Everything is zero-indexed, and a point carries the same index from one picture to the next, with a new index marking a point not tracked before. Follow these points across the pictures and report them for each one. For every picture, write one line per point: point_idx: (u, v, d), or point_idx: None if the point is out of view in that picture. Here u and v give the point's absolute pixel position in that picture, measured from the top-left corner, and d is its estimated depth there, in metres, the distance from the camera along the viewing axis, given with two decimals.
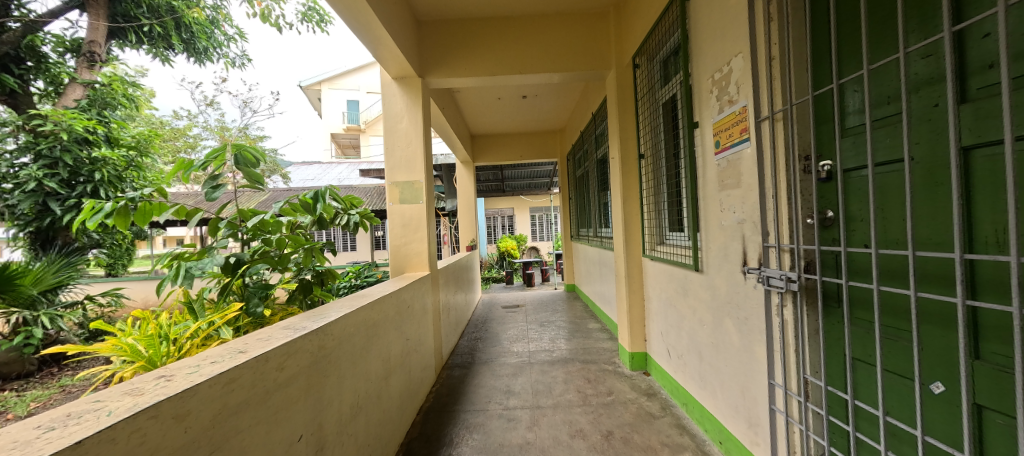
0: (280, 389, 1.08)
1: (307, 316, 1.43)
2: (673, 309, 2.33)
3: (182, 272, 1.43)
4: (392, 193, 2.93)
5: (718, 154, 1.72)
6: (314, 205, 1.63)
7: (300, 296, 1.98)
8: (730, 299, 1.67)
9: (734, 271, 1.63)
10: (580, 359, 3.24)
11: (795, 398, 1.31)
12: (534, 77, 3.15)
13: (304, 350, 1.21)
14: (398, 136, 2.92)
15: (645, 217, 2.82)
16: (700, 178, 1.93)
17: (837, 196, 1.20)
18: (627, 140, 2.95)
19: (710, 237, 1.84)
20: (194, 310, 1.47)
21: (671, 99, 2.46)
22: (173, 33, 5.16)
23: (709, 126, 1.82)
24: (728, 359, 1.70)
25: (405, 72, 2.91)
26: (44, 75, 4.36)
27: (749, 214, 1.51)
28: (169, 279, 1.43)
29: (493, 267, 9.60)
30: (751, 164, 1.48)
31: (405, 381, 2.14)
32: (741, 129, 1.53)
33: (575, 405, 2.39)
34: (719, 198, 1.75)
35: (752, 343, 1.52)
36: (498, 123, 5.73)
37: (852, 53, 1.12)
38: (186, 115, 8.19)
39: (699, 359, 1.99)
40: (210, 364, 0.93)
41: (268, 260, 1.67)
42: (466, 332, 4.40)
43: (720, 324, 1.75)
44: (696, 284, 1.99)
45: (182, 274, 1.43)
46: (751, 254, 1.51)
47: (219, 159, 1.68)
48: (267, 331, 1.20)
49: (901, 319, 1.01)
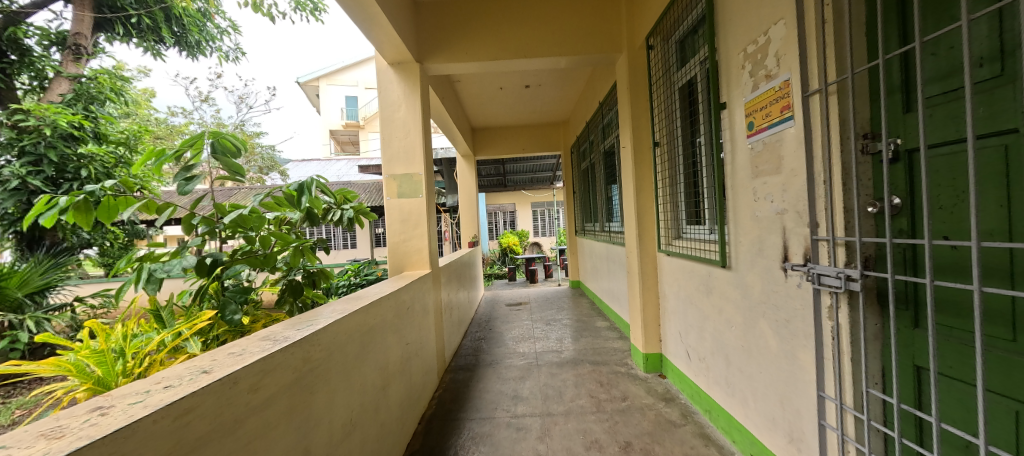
0: (259, 413, 0.92)
1: (296, 323, 1.27)
2: (693, 308, 2.16)
3: (145, 276, 1.22)
4: (390, 186, 2.75)
5: (752, 137, 1.54)
6: (298, 198, 1.44)
7: (289, 298, 1.85)
8: (766, 299, 1.50)
9: (771, 268, 1.46)
10: (590, 360, 3.07)
11: (852, 414, 1.14)
12: (539, 62, 2.97)
13: (289, 364, 1.05)
14: (395, 125, 2.73)
15: (660, 209, 2.63)
16: (728, 165, 1.74)
17: (908, 180, 1.04)
18: (640, 128, 2.76)
19: (741, 230, 1.66)
20: (162, 317, 1.26)
21: (689, 83, 2.28)
22: (162, 25, 4.98)
23: (740, 105, 1.63)
24: (763, 365, 1.53)
25: (401, 57, 2.72)
26: (28, 69, 4.16)
27: (791, 204, 1.34)
28: (129, 284, 1.23)
29: (495, 263, 9.42)
30: (796, 146, 1.30)
31: (405, 389, 1.97)
32: (780, 108, 1.36)
33: (589, 411, 2.23)
34: (752, 187, 1.57)
35: (794, 349, 1.35)
36: (499, 115, 5.53)
37: (939, 8, 0.93)
38: (181, 112, 8.07)
39: (725, 363, 1.83)
40: (163, 390, 0.77)
41: (251, 260, 1.50)
42: (467, 331, 4.22)
43: (753, 326, 1.58)
44: (722, 282, 1.81)
45: (145, 277, 1.22)
46: (794, 248, 1.33)
47: (195, 147, 1.49)
48: (241, 343, 1.03)
49: (1006, 327, 0.84)
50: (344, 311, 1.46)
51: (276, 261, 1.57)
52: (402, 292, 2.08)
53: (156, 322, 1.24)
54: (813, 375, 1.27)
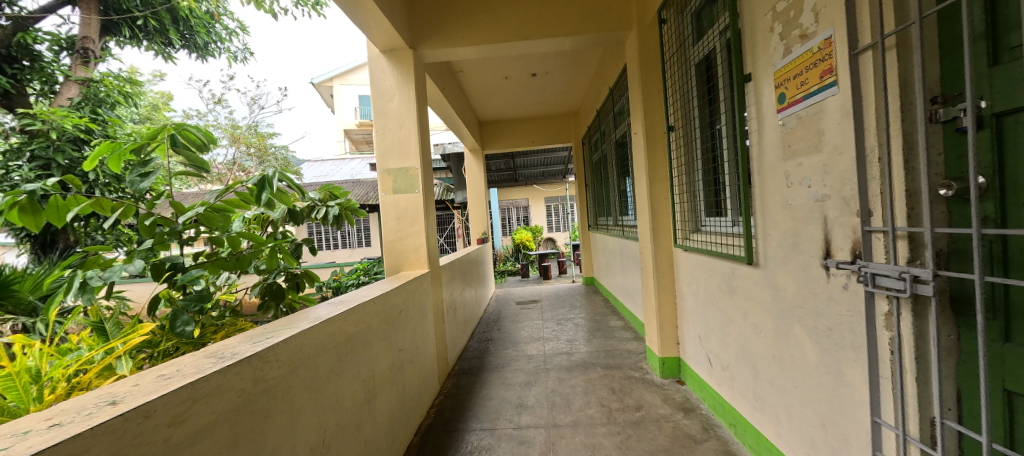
0: (185, 450, 0.77)
1: (255, 335, 1.12)
2: (714, 310, 1.93)
3: (77, 285, 1.05)
4: (385, 182, 2.60)
5: (783, 111, 1.30)
6: (257, 195, 1.29)
7: (272, 303, 1.75)
8: (801, 302, 1.27)
9: (810, 266, 1.22)
10: (602, 363, 2.87)
11: (918, 447, 0.92)
12: (542, 44, 2.76)
13: (234, 387, 0.90)
14: (388, 117, 2.58)
15: (675, 200, 2.40)
16: (755, 147, 1.49)
17: (996, 152, 0.80)
18: (652, 111, 2.52)
19: (770, 221, 1.43)
20: (105, 330, 1.11)
21: (706, 57, 2.04)
22: (168, 26, 4.91)
23: (768, 75, 1.39)
24: (799, 379, 1.31)
25: (394, 43, 2.55)
26: (38, 75, 4.10)
27: (834, 188, 1.11)
28: (60, 296, 1.05)
29: (508, 259, 9.23)
30: (841, 118, 1.07)
31: (396, 400, 1.83)
32: (818, 75, 1.13)
33: (599, 423, 2.03)
34: (783, 171, 1.33)
35: (840, 363, 1.13)
36: (507, 106, 5.33)
37: None
38: (196, 114, 8.15)
39: (753, 374, 1.61)
40: (45, 430, 0.62)
41: (220, 264, 1.38)
42: (474, 331, 4.08)
43: (787, 334, 1.35)
44: (748, 281, 1.59)
45: (78, 287, 1.04)
46: (838, 243, 1.11)
47: (156, 140, 1.37)
48: (178, 362, 0.90)
49: None
50: (316, 319, 1.32)
51: (249, 263, 1.47)
52: (393, 295, 1.93)
53: (99, 335, 1.09)
54: (866, 397, 1.05)
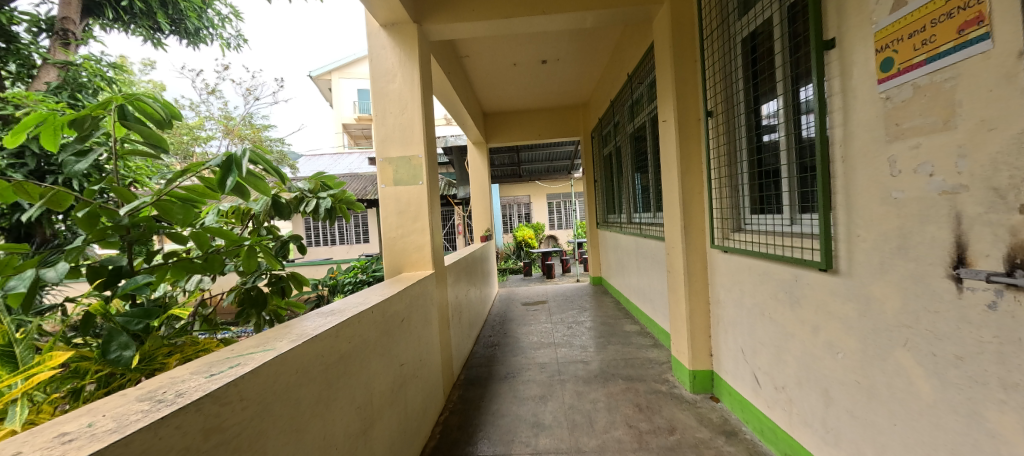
0: None
1: (214, 362, 0.85)
2: (764, 321, 1.67)
3: None
4: (385, 172, 2.32)
5: (890, 81, 1.03)
6: (222, 179, 1.03)
7: (253, 311, 1.48)
8: (909, 321, 1.02)
9: (927, 276, 0.96)
10: (622, 374, 2.61)
11: None
12: (561, 19, 2.48)
13: (174, 447, 0.64)
14: (390, 100, 2.31)
15: (712, 194, 2.13)
16: (839, 128, 1.22)
17: None
18: (686, 95, 2.23)
19: (858, 220, 1.17)
20: (15, 355, 0.90)
21: (755, 30, 1.77)
22: (158, 9, 4.37)
23: (866, 36, 1.10)
24: (903, 417, 1.05)
25: (396, 16, 2.26)
26: (13, 57, 3.10)
27: (976, 176, 0.85)
28: None
29: (510, 257, 8.95)
30: (996, 82, 0.80)
31: (396, 425, 1.56)
32: (953, 29, 0.86)
33: (628, 449, 1.78)
34: (886, 156, 1.06)
35: (979, 402, 0.87)
36: (514, 96, 5.04)
37: None
38: (188, 105, 7.74)
39: (822, 401, 1.35)
40: None
41: (184, 267, 1.11)
42: (480, 335, 3.81)
43: (883, 358, 1.10)
44: (819, 290, 1.33)
45: None
46: (981, 247, 0.85)
47: (99, 110, 1.08)
48: (96, 411, 0.64)
49: None
50: (301, 336, 1.05)
51: (221, 265, 1.20)
52: (394, 302, 1.66)
53: (7, 363, 0.88)
54: None
